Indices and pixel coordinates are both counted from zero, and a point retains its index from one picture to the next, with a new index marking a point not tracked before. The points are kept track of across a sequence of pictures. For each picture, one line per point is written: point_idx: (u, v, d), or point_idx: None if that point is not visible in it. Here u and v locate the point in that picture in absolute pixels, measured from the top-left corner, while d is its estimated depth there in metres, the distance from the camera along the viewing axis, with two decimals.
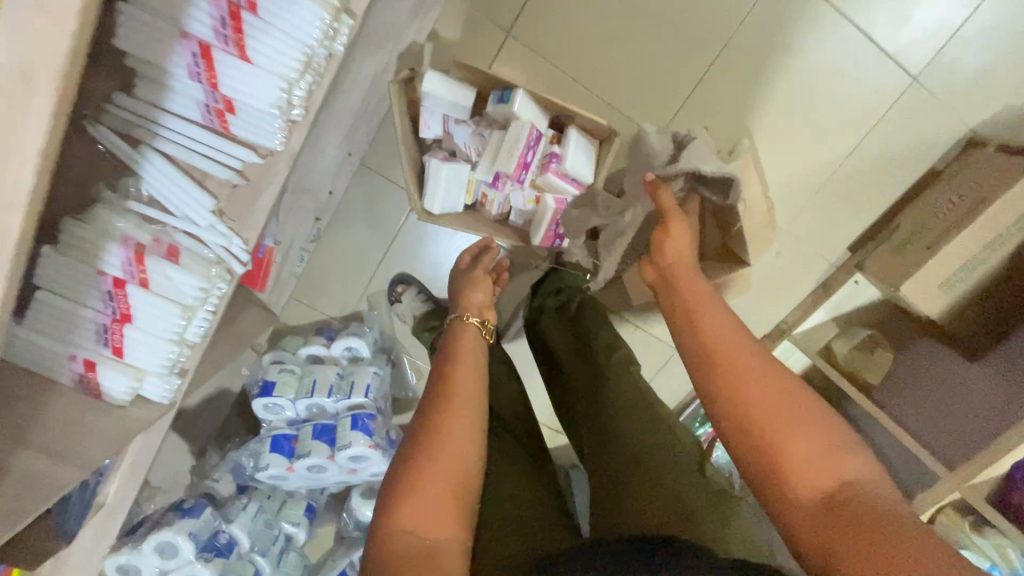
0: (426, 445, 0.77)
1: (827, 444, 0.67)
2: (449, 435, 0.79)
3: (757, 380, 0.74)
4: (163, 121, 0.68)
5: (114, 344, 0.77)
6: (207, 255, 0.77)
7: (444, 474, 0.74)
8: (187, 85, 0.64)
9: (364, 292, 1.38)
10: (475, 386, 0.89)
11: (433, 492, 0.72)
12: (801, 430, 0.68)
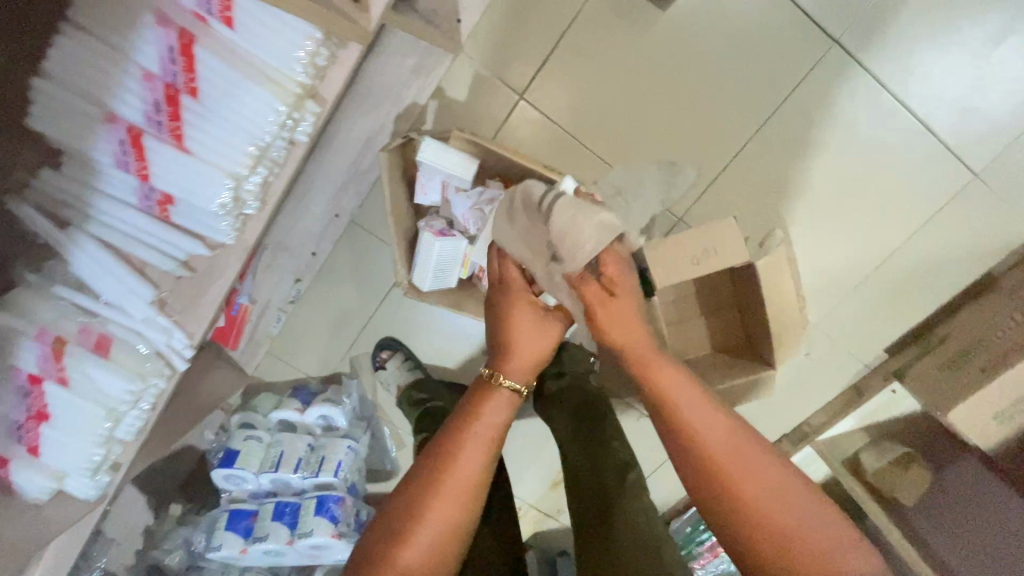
0: (403, 522, 0.66)
1: (778, 474, 0.62)
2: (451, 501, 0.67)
3: (702, 404, 0.68)
4: (119, 209, 0.57)
5: (29, 442, 0.65)
6: (139, 357, 0.66)
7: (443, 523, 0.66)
8: (117, 171, 0.53)
9: (347, 353, 1.28)
10: (480, 449, 0.72)
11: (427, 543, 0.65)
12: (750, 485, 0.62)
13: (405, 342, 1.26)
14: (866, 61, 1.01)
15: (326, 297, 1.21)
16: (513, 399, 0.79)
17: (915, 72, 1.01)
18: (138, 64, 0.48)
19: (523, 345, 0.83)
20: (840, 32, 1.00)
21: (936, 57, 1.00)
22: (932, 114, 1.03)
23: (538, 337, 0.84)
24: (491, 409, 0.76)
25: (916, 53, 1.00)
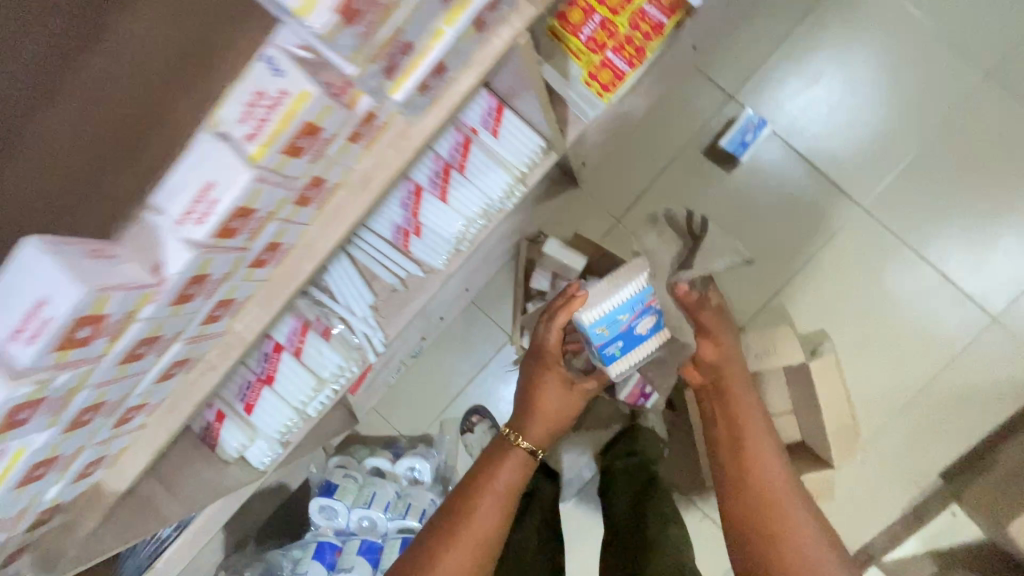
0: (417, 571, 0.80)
1: (792, 504, 0.83)
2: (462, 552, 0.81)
3: (761, 446, 0.90)
4: (379, 235, 0.87)
5: (248, 401, 0.89)
6: (350, 343, 0.90)
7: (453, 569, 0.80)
8: (392, 210, 0.85)
9: (440, 415, 1.45)
10: (493, 504, 0.87)
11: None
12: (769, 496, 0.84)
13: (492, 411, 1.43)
14: (895, 220, 1.29)
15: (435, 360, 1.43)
16: (524, 461, 0.94)
17: (936, 233, 1.27)
18: (433, 150, 0.81)
19: (546, 408, 1.00)
20: (872, 196, 1.29)
21: (951, 223, 1.27)
22: (952, 267, 1.27)
23: (563, 401, 1.01)
24: (502, 475, 0.91)
25: (935, 218, 1.27)
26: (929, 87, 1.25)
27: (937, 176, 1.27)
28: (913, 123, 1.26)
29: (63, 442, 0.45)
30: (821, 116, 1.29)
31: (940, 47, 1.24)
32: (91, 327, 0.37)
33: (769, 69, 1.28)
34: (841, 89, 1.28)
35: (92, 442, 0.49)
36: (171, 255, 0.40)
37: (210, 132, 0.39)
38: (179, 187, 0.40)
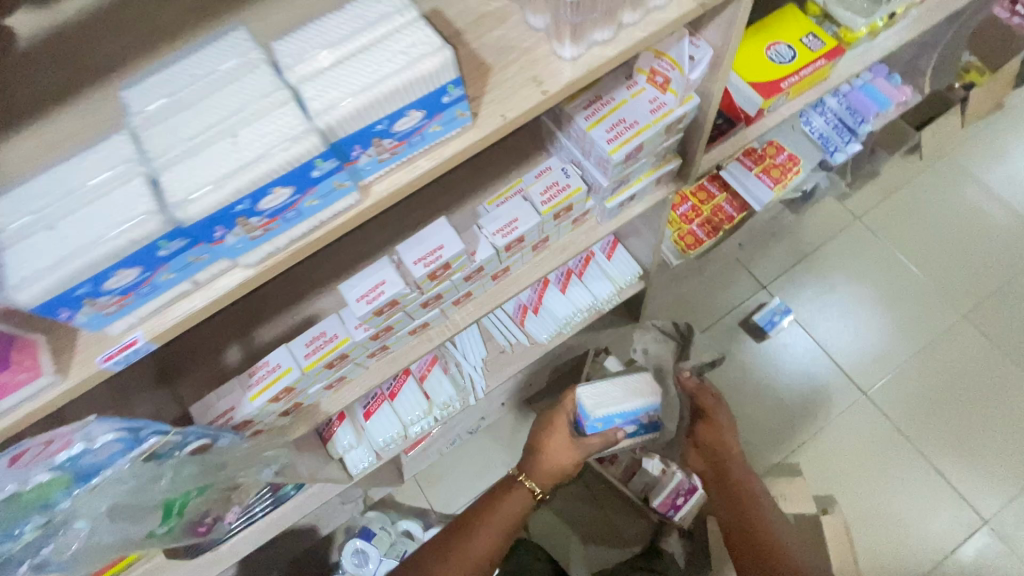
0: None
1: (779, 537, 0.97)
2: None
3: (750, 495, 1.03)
4: (504, 307, 1.17)
5: (369, 409, 1.09)
6: (461, 381, 1.13)
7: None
8: (521, 292, 1.16)
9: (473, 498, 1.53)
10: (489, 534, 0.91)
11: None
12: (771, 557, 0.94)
13: None
14: (898, 414, 1.52)
15: (483, 444, 1.57)
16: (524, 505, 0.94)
17: (932, 433, 1.49)
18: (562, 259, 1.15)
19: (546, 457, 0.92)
20: (882, 389, 1.54)
21: (944, 427, 1.50)
22: (947, 467, 1.46)
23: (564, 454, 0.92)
24: (499, 517, 0.93)
25: (930, 420, 1.51)
26: (921, 314, 1.60)
27: (931, 385, 1.53)
28: (910, 338, 1.58)
29: (356, 348, 0.68)
30: (838, 315, 1.61)
31: (928, 288, 1.62)
32: (440, 273, 0.64)
33: (797, 272, 1.65)
34: (855, 298, 1.63)
35: (355, 363, 0.72)
36: (480, 249, 0.69)
37: (521, 198, 0.71)
38: (500, 219, 0.69)
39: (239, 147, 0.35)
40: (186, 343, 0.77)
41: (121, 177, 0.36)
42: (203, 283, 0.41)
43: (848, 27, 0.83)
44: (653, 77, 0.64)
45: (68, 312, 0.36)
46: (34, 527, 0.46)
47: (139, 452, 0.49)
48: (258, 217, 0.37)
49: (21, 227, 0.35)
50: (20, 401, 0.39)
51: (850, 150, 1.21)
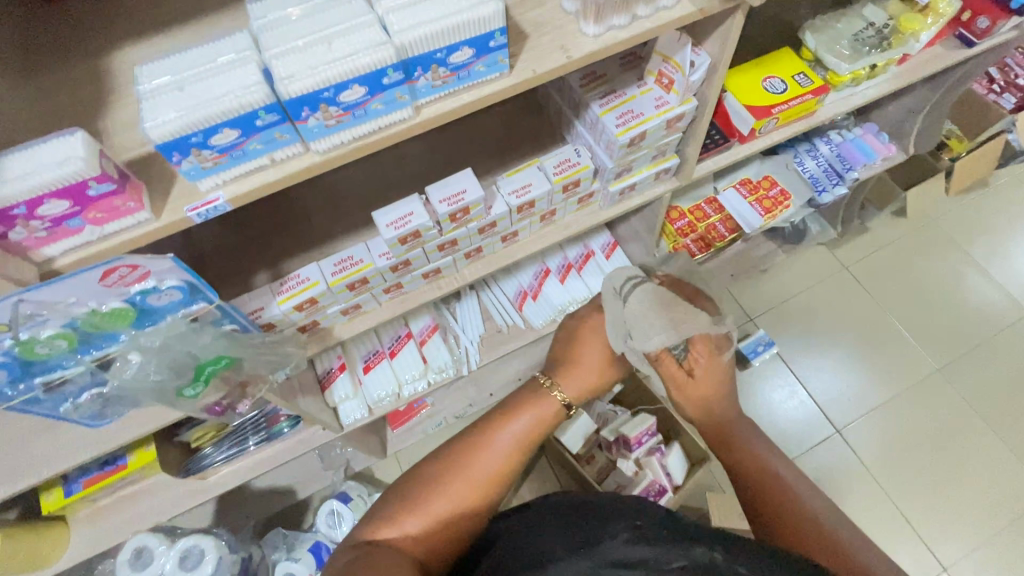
0: (416, 491, 0.67)
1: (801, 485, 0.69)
2: (470, 478, 0.68)
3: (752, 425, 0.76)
4: (506, 289, 1.26)
5: (368, 363, 1.17)
6: (457, 350, 1.21)
7: (459, 494, 0.68)
8: (524, 278, 1.25)
9: None
10: (512, 438, 0.71)
11: (435, 517, 0.66)
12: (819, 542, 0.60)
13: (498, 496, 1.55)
14: (870, 453, 1.57)
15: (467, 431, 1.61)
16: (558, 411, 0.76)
17: (900, 477, 1.54)
18: (564, 252, 1.25)
19: (580, 368, 0.80)
20: (856, 427, 1.60)
21: (912, 473, 1.55)
22: (911, 511, 1.51)
23: (601, 365, 0.81)
24: (528, 417, 0.73)
25: (899, 464, 1.56)
26: (898, 363, 1.67)
27: (902, 431, 1.59)
28: (886, 385, 1.65)
29: (377, 275, 0.77)
30: (820, 353, 1.69)
31: (907, 339, 1.70)
32: (459, 215, 0.75)
33: (784, 309, 1.74)
34: (837, 339, 1.71)
35: (372, 291, 0.81)
36: (496, 205, 0.79)
37: (536, 168, 0.81)
38: (515, 182, 0.80)
39: (333, 49, 0.46)
40: (223, 260, 0.86)
41: (241, 60, 0.47)
42: (279, 160, 0.52)
43: (834, 71, 0.96)
44: (660, 78, 0.77)
45: (178, 156, 0.46)
46: (97, 353, 0.56)
47: (188, 309, 0.58)
48: (336, 108, 0.48)
49: (161, 85, 0.46)
50: (122, 228, 0.48)
51: (836, 192, 1.34)
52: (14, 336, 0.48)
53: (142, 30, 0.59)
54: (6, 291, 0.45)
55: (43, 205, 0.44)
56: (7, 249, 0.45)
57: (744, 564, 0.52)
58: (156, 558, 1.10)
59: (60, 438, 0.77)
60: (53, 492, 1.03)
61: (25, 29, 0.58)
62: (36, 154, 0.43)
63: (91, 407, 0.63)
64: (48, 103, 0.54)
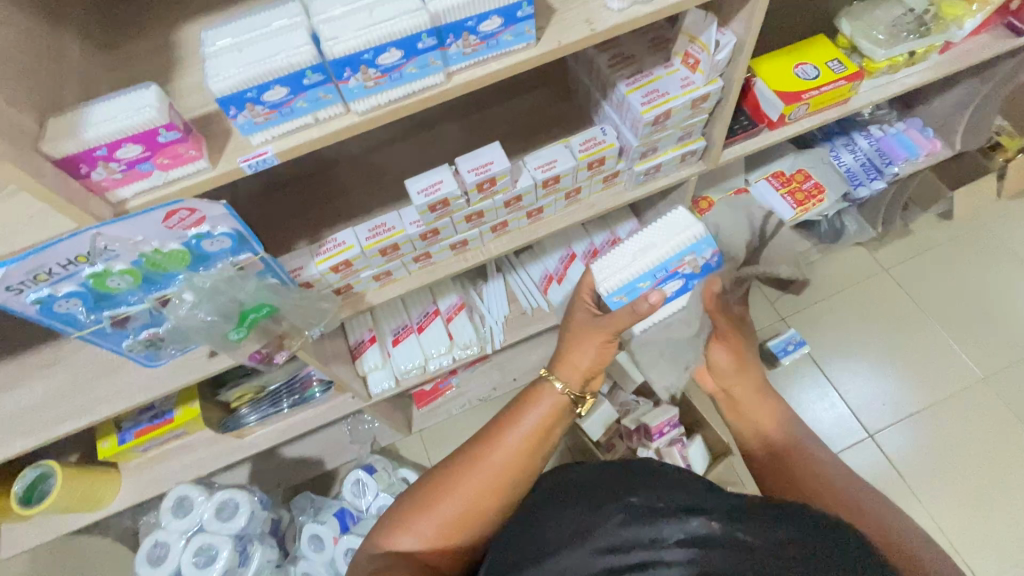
0: (428, 494, 0.70)
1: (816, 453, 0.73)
2: (477, 478, 0.70)
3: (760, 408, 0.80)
4: (531, 273, 1.28)
5: (397, 337, 1.22)
6: (482, 329, 1.25)
7: (471, 495, 0.70)
8: (550, 262, 1.27)
9: None
10: (522, 438, 0.74)
11: (446, 518, 0.68)
12: (838, 503, 0.65)
13: None
14: (904, 460, 1.52)
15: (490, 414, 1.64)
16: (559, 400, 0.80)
17: (937, 487, 1.48)
18: (591, 238, 1.26)
19: (568, 361, 0.82)
20: (890, 432, 1.55)
21: (950, 484, 1.49)
22: (948, 523, 1.45)
23: (588, 352, 0.82)
24: (531, 416, 0.77)
25: (936, 474, 1.50)
26: (939, 370, 1.61)
27: (941, 440, 1.53)
28: (925, 392, 1.58)
29: (408, 242, 0.82)
30: (854, 355, 1.64)
31: (950, 345, 1.63)
32: (486, 186, 0.79)
33: (817, 309, 1.70)
34: (873, 341, 1.65)
35: (404, 258, 0.86)
36: (522, 178, 0.82)
37: (562, 145, 0.84)
38: (541, 158, 0.83)
39: (374, 15, 0.51)
40: (268, 227, 0.93)
41: (292, 25, 0.52)
42: (322, 120, 0.57)
43: (870, 58, 0.95)
44: (686, 59, 0.78)
45: (235, 110, 0.52)
46: (157, 293, 0.63)
47: (236, 258, 0.65)
48: (375, 70, 0.53)
49: (223, 46, 0.52)
50: (184, 175, 0.55)
51: (874, 186, 1.31)
52: (91, 267, 0.55)
53: (206, 8, 0.66)
54: (86, 225, 0.51)
55: (121, 149, 0.50)
56: (88, 188, 0.52)
57: (744, 530, 0.52)
58: (195, 507, 1.17)
59: (120, 381, 0.86)
60: (108, 440, 1.12)
61: (107, 5, 0.66)
62: (116, 104, 0.49)
63: (147, 345, 0.70)
64: (125, 69, 0.61)
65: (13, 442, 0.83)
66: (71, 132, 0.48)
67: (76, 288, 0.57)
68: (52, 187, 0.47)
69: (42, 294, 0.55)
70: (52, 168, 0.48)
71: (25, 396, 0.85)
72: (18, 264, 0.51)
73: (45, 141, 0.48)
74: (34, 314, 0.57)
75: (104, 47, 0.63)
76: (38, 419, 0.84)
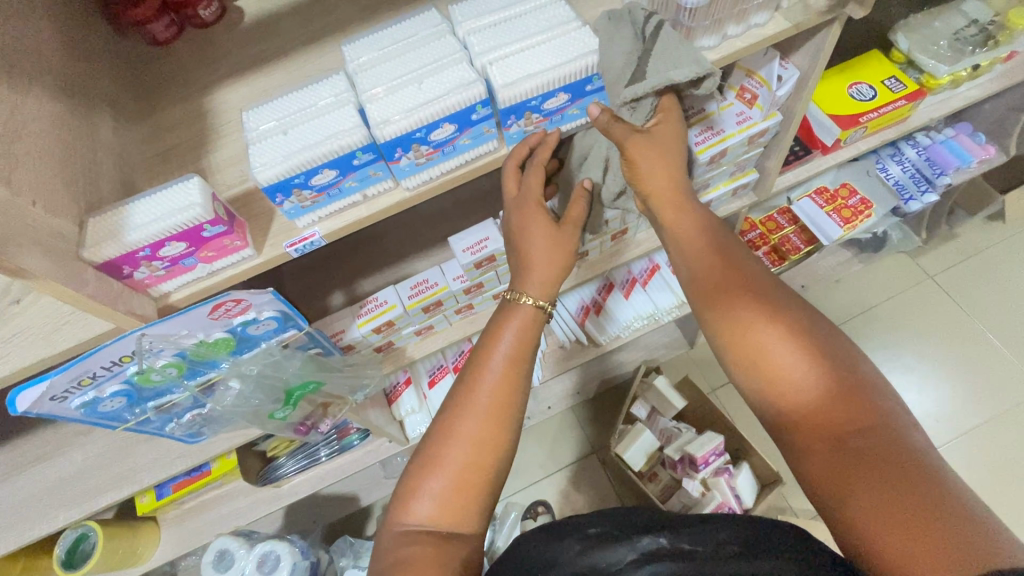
0: (427, 453, 0.53)
1: (848, 381, 0.48)
2: (475, 419, 0.53)
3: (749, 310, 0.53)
4: (568, 304, 1.23)
5: (433, 377, 1.18)
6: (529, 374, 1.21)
7: (473, 436, 0.53)
8: (586, 292, 1.22)
9: (506, 497, 1.49)
10: (507, 358, 0.57)
11: (454, 468, 0.52)
12: (896, 510, 0.40)
13: (556, 502, 1.48)
14: (969, 473, 1.42)
15: (531, 439, 1.56)
16: (535, 322, 0.60)
17: (1007, 510, 1.37)
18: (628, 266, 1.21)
19: (537, 271, 0.60)
20: (951, 445, 1.46)
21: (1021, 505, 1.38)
22: None
23: (559, 255, 0.61)
24: (512, 335, 0.58)
25: (1002, 495, 1.39)
26: (998, 378, 1.51)
27: (1005, 457, 1.43)
28: (983, 405, 1.49)
29: (451, 297, 0.78)
30: (907, 364, 1.55)
31: (1006, 356, 1.54)
32: None
33: (864, 319, 1.61)
34: (924, 348, 1.57)
35: (446, 313, 0.82)
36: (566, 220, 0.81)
37: None
38: None
39: (425, 90, 0.47)
40: (303, 280, 0.89)
41: (339, 103, 0.49)
42: (369, 196, 0.53)
43: (931, 74, 0.88)
44: (741, 93, 0.73)
45: (281, 197, 0.48)
46: (200, 380, 0.60)
47: (281, 337, 0.61)
48: (427, 147, 0.49)
49: (267, 129, 0.49)
50: (227, 264, 0.52)
51: (927, 199, 1.23)
52: (136, 366, 0.52)
53: (239, 72, 0.62)
54: (129, 327, 0.48)
55: (164, 248, 0.47)
56: (130, 287, 0.49)
57: (688, 540, 0.54)
58: (237, 560, 1.13)
59: (158, 448, 0.83)
60: (146, 495, 1.09)
61: (133, 73, 0.62)
62: (159, 201, 0.46)
63: (190, 425, 0.67)
64: (158, 145, 0.58)
65: (53, 514, 0.80)
66: (108, 235, 0.45)
67: (120, 386, 0.54)
68: (88, 294, 0.44)
69: (87, 397, 0.52)
70: (93, 274, 0.45)
71: (63, 467, 0.83)
72: (62, 374, 0.48)
73: (85, 247, 0.44)
74: (78, 415, 0.54)
75: (134, 120, 0.60)
76: (77, 489, 0.81)
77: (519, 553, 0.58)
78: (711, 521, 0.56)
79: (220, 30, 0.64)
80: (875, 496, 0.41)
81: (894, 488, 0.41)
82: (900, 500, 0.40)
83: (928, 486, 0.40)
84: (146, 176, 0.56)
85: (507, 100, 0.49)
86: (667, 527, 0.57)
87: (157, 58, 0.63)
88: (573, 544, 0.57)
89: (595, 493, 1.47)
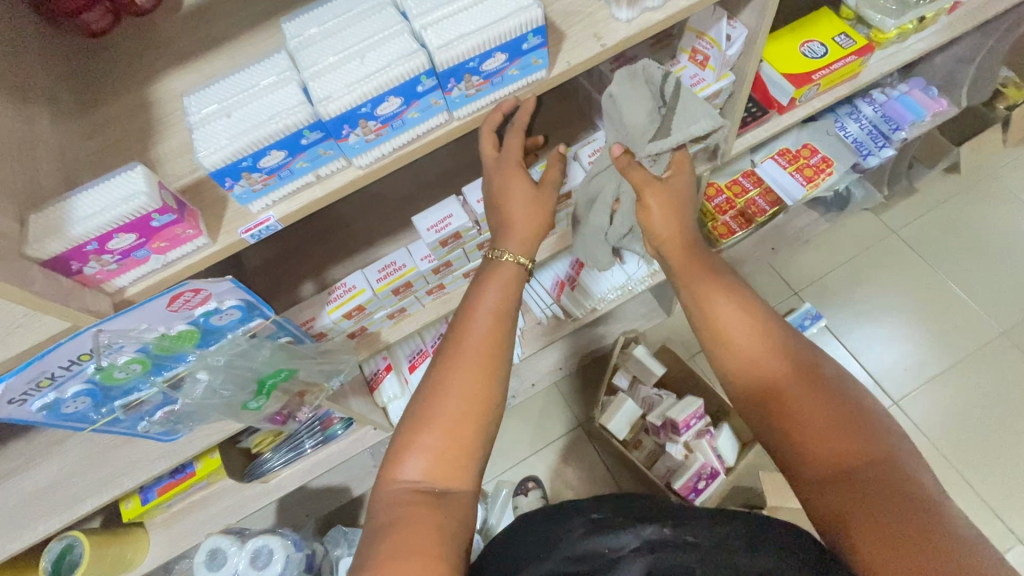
0: (421, 408, 0.53)
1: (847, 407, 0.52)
2: (462, 371, 0.54)
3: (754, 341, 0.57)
4: (543, 280, 1.22)
5: (413, 362, 1.18)
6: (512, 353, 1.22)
7: (466, 390, 0.53)
8: (560, 267, 1.20)
9: (496, 475, 1.51)
10: (492, 312, 0.58)
11: (443, 421, 0.52)
12: (889, 529, 0.43)
13: (545, 477, 1.50)
14: (935, 418, 1.48)
15: (518, 417, 1.57)
16: (519, 278, 0.61)
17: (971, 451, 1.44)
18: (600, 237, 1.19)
19: (519, 228, 0.61)
20: (918, 392, 1.52)
21: (984, 446, 1.45)
22: (986, 484, 1.41)
23: (540, 210, 0.62)
24: (496, 288, 0.59)
25: (967, 437, 1.46)
26: (960, 326, 1.57)
27: (968, 400, 1.49)
28: (946, 352, 1.55)
29: (420, 278, 0.78)
30: (875, 316, 1.61)
31: (967, 303, 1.60)
32: None
33: (833, 277, 1.65)
34: (891, 300, 1.62)
35: (417, 294, 0.82)
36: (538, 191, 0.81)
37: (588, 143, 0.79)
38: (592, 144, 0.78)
39: (366, 63, 0.47)
40: (272, 271, 0.88)
41: (280, 83, 0.48)
42: (322, 176, 0.53)
43: (879, 28, 0.90)
44: (693, 56, 0.74)
45: (230, 181, 0.47)
46: (167, 374, 0.60)
47: (247, 326, 0.61)
48: (375, 121, 0.49)
49: (209, 112, 0.48)
50: (182, 253, 0.51)
51: (884, 154, 1.26)
52: (96, 364, 0.51)
53: (182, 58, 0.60)
54: (84, 323, 0.47)
55: (112, 240, 0.46)
56: (81, 283, 0.48)
57: (693, 533, 0.52)
58: (229, 557, 1.13)
59: (135, 451, 0.82)
60: (130, 502, 1.08)
61: (70, 65, 0.60)
62: (103, 191, 0.45)
63: (163, 423, 0.66)
64: (101, 137, 0.57)
65: (33, 525, 0.79)
66: (49, 230, 0.44)
67: (83, 385, 0.53)
68: (36, 292, 0.43)
69: (48, 399, 0.52)
70: (40, 271, 0.44)
71: (35, 477, 0.81)
72: (18, 378, 0.47)
73: (29, 244, 0.43)
74: (42, 419, 0.53)
75: (76, 114, 0.58)
76: (53, 498, 0.80)
77: (520, 539, 0.57)
78: (717, 512, 0.55)
79: (159, 15, 0.62)
80: (868, 515, 0.44)
81: (887, 508, 0.44)
82: (892, 519, 0.43)
83: (919, 509, 0.43)
84: (92, 170, 0.55)
85: (445, 63, 0.48)
86: (673, 518, 0.55)
87: (92, 48, 0.61)
88: (576, 529, 0.56)
89: (583, 464, 1.50)
